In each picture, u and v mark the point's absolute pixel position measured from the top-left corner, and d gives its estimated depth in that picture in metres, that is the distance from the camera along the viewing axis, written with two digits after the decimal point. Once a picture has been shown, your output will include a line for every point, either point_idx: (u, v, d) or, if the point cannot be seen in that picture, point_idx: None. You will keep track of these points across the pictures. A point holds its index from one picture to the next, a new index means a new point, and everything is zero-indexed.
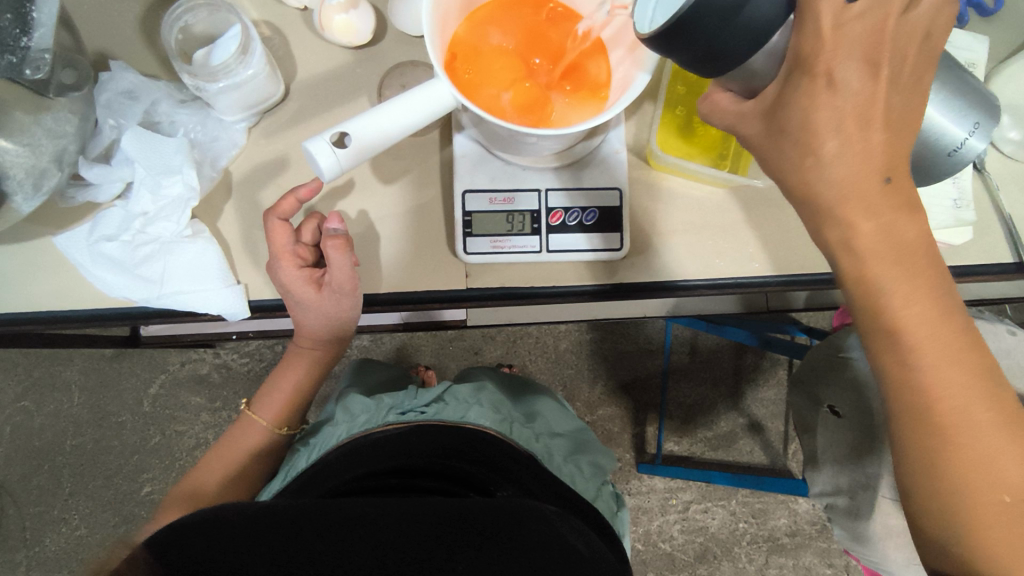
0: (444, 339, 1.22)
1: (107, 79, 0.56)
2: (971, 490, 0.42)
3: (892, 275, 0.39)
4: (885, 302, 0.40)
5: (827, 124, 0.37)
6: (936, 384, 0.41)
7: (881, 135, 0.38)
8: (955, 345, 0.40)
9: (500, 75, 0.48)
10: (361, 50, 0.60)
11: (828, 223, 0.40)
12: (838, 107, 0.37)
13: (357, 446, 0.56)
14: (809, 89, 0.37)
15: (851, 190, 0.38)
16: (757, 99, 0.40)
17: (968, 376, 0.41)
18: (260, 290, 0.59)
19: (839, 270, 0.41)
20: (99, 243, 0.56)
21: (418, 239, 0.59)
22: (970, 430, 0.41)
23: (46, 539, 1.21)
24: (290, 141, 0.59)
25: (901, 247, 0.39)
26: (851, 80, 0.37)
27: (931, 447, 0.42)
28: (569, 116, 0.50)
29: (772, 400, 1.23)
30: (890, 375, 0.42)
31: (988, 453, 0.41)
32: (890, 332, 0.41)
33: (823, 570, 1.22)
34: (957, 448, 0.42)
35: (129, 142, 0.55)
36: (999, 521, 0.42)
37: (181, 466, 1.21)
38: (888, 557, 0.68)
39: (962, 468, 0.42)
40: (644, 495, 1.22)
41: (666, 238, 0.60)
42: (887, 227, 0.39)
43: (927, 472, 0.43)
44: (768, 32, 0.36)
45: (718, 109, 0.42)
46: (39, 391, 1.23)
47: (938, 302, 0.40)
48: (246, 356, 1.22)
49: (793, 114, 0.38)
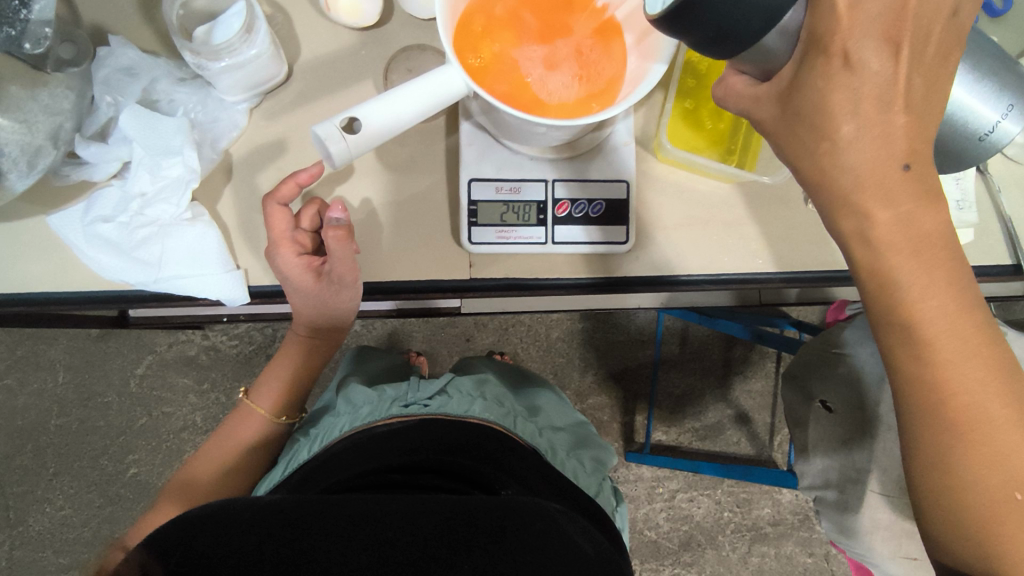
0: (436, 325, 1.22)
1: (106, 54, 0.54)
2: (980, 485, 0.43)
3: (912, 267, 0.39)
4: (900, 296, 0.40)
5: (843, 106, 0.37)
6: (950, 377, 0.41)
7: (902, 118, 0.37)
8: (971, 339, 0.41)
9: (516, 65, 0.47)
10: (367, 31, 0.58)
11: (845, 213, 0.40)
12: (855, 88, 0.37)
13: (361, 438, 0.57)
14: (825, 70, 0.37)
15: (869, 175, 0.38)
16: (772, 82, 0.39)
17: (983, 371, 0.41)
18: (260, 277, 0.58)
19: (852, 260, 0.41)
20: (94, 225, 0.54)
21: (423, 225, 0.58)
22: (982, 425, 0.42)
23: (30, 519, 1.20)
24: (292, 124, 0.57)
25: (918, 238, 0.39)
26: (870, 60, 0.36)
27: (941, 441, 0.43)
28: (564, 94, 0.47)
29: (760, 391, 1.25)
30: (902, 368, 0.43)
31: (1000, 449, 0.42)
32: (903, 325, 0.41)
33: (804, 559, 1.24)
34: (969, 443, 0.42)
35: (127, 120, 0.53)
36: (1011, 516, 0.43)
37: (168, 447, 1.20)
38: (875, 549, 0.69)
39: (973, 462, 0.42)
40: (631, 483, 1.23)
41: (671, 230, 0.60)
42: (905, 217, 0.39)
43: (936, 466, 0.44)
44: (779, 11, 0.35)
45: (732, 92, 0.42)
46: (22, 369, 1.21)
47: (954, 296, 0.40)
48: (236, 338, 1.21)
49: (809, 97, 0.38)
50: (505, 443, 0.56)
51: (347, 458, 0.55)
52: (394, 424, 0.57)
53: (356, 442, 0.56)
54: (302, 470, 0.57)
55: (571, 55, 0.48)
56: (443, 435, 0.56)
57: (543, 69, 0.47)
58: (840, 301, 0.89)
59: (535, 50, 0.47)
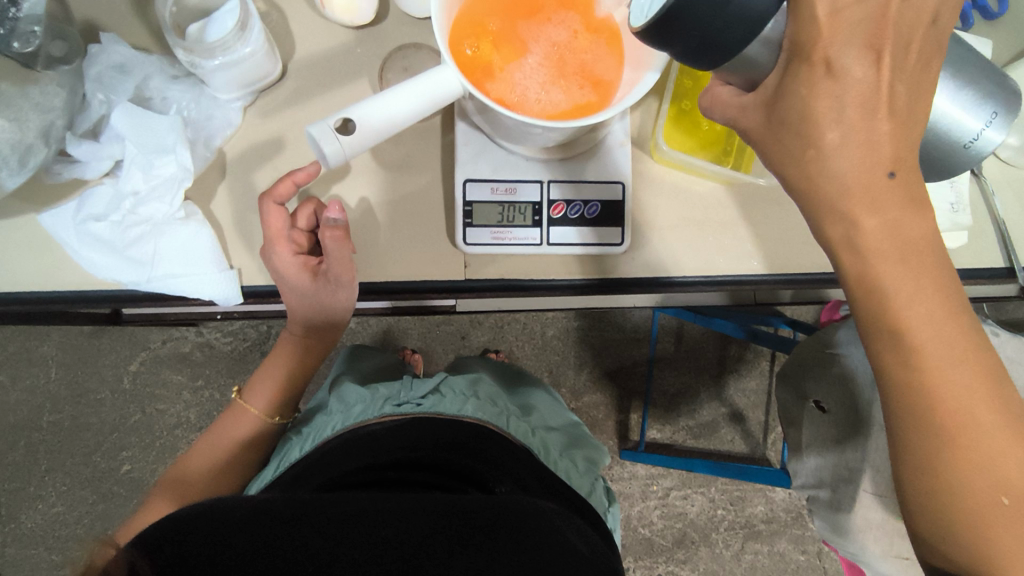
0: (431, 322, 1.22)
1: (97, 52, 0.53)
2: (969, 490, 0.43)
3: (898, 273, 0.39)
4: (889, 303, 0.40)
5: (827, 114, 0.37)
6: (940, 383, 0.41)
7: (887, 125, 0.37)
8: (960, 344, 0.41)
9: (513, 67, 0.47)
10: (363, 30, 0.58)
11: (834, 220, 0.40)
12: (838, 96, 0.37)
13: (353, 437, 0.56)
14: (808, 78, 0.37)
15: (855, 183, 0.38)
16: (757, 90, 0.39)
17: (971, 377, 0.41)
18: (254, 276, 0.57)
19: (840, 267, 0.41)
20: (87, 223, 0.54)
21: (417, 226, 0.58)
22: (970, 430, 0.42)
23: (22, 516, 1.19)
24: (287, 122, 0.57)
25: (907, 244, 0.39)
26: (852, 67, 0.36)
27: (931, 446, 0.43)
28: (556, 102, 0.47)
29: (754, 390, 1.25)
30: (891, 373, 0.43)
31: (989, 454, 0.42)
32: (892, 331, 0.41)
33: (796, 556, 1.25)
34: (958, 449, 0.42)
35: (119, 118, 0.53)
36: (1001, 522, 0.43)
37: (162, 444, 1.20)
38: (867, 548, 0.70)
39: (962, 468, 0.42)
40: (625, 481, 1.23)
41: (665, 232, 0.59)
42: (893, 224, 0.39)
43: (925, 471, 0.44)
44: (761, 23, 0.35)
45: (719, 102, 0.42)
46: (15, 365, 1.20)
47: (943, 301, 0.40)
48: (230, 335, 1.20)
49: (793, 105, 0.38)
50: (499, 443, 0.56)
51: (339, 457, 0.55)
52: (387, 423, 0.56)
53: (348, 440, 0.56)
54: (295, 468, 0.56)
55: (563, 63, 0.47)
56: (437, 433, 0.55)
57: (531, 77, 0.47)
58: (834, 301, 0.89)
59: (528, 58, 0.47)
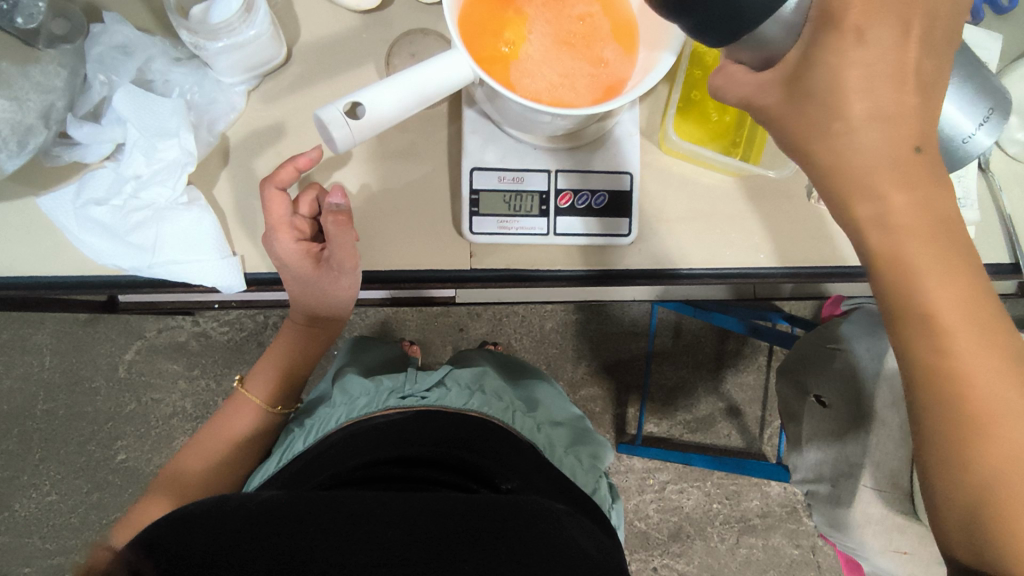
0: (430, 314, 1.21)
1: (100, 32, 0.53)
2: (997, 480, 0.41)
3: (921, 250, 0.39)
4: (911, 282, 0.40)
5: (850, 84, 0.37)
6: (964, 371, 0.40)
7: (905, 99, 0.37)
8: (978, 326, 0.40)
9: (534, 65, 0.45)
10: (371, 14, 0.57)
11: (855, 197, 0.40)
12: (860, 66, 0.36)
13: (361, 429, 0.57)
14: (834, 46, 0.36)
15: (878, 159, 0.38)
16: (777, 69, 0.39)
17: (994, 359, 0.40)
18: (256, 264, 0.57)
19: (865, 247, 0.41)
20: (87, 208, 0.53)
21: (421, 214, 0.57)
22: (997, 415, 0.40)
23: (15, 504, 1.18)
24: (290, 108, 0.56)
25: (929, 220, 0.39)
26: (871, 39, 0.36)
27: (949, 433, 0.42)
28: (576, 87, 0.45)
29: (751, 384, 1.25)
30: (912, 356, 0.42)
31: (1009, 437, 0.41)
32: (914, 314, 0.40)
33: (790, 550, 1.25)
34: (983, 436, 0.41)
35: (121, 100, 0.52)
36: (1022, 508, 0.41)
37: (157, 433, 1.19)
38: (867, 544, 0.69)
39: (983, 455, 0.41)
40: (622, 474, 1.24)
41: (673, 224, 0.59)
42: (920, 201, 0.39)
43: (949, 458, 0.42)
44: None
45: (732, 81, 0.42)
46: (8, 353, 1.19)
47: (964, 282, 0.39)
48: (227, 325, 1.19)
49: (816, 77, 0.37)
50: (504, 439, 0.57)
51: (345, 450, 0.55)
52: (392, 416, 0.57)
53: (354, 433, 0.56)
54: (300, 462, 0.56)
55: (575, 60, 0.45)
56: (442, 428, 0.56)
57: (547, 62, 0.45)
58: (835, 297, 0.88)
59: (544, 57, 0.45)
